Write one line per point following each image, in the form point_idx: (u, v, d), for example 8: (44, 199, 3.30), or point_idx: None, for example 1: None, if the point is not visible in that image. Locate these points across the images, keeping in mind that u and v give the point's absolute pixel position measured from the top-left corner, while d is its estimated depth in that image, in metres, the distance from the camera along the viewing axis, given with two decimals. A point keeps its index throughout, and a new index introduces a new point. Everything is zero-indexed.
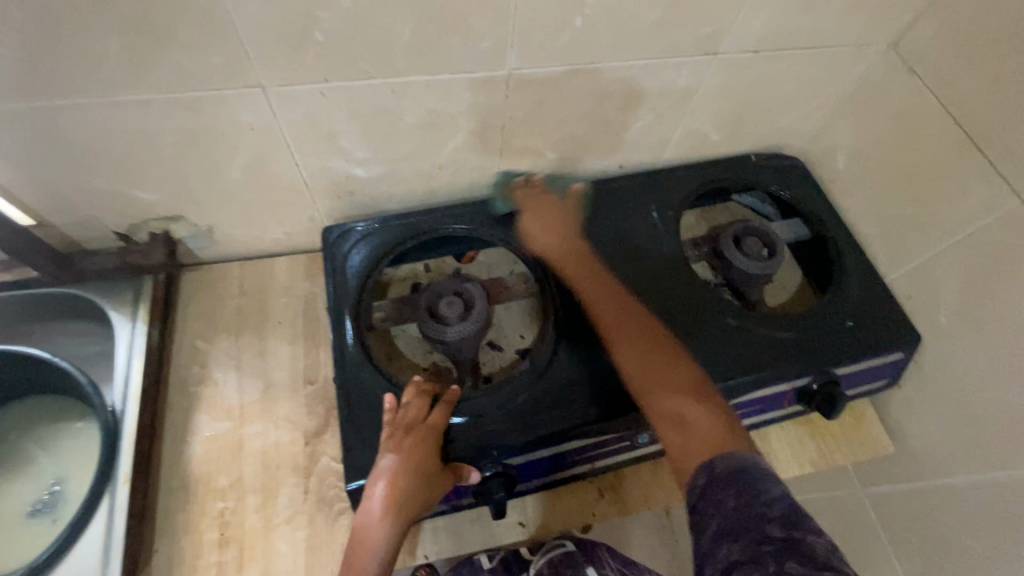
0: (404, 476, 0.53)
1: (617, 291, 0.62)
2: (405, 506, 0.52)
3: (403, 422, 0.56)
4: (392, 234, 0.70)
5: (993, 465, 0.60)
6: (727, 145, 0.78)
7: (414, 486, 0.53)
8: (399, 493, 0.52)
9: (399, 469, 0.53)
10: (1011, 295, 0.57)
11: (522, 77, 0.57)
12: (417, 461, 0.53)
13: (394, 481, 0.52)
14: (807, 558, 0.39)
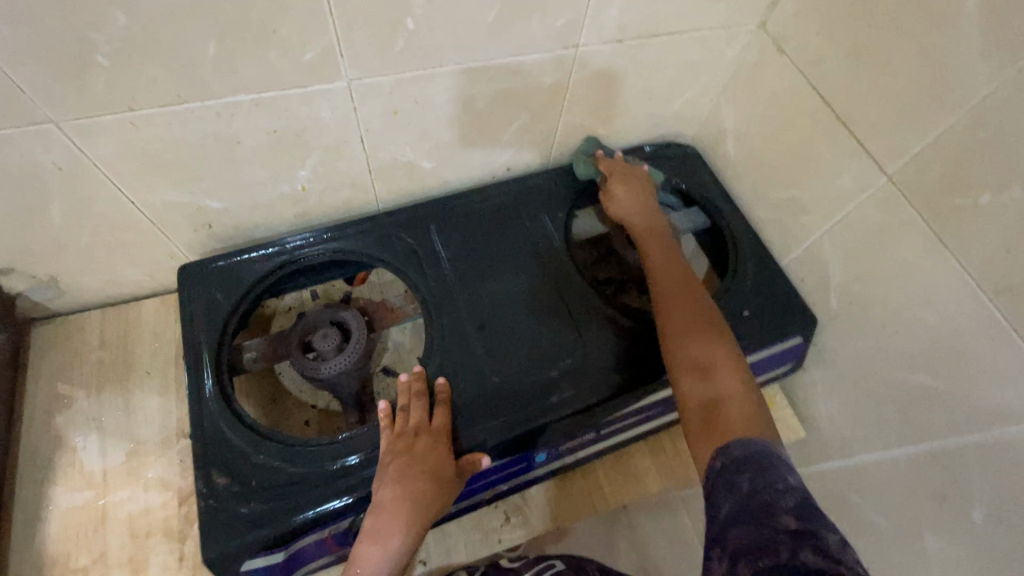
0: (419, 480, 0.51)
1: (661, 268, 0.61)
2: (419, 513, 0.50)
3: (404, 428, 0.54)
4: (259, 265, 0.64)
5: (888, 443, 0.60)
6: (617, 138, 0.76)
7: (430, 489, 0.51)
8: (418, 498, 0.50)
9: (405, 475, 0.51)
10: (884, 274, 0.56)
11: (364, 87, 0.53)
12: (432, 463, 0.52)
13: (409, 487, 0.51)
14: (820, 551, 0.34)
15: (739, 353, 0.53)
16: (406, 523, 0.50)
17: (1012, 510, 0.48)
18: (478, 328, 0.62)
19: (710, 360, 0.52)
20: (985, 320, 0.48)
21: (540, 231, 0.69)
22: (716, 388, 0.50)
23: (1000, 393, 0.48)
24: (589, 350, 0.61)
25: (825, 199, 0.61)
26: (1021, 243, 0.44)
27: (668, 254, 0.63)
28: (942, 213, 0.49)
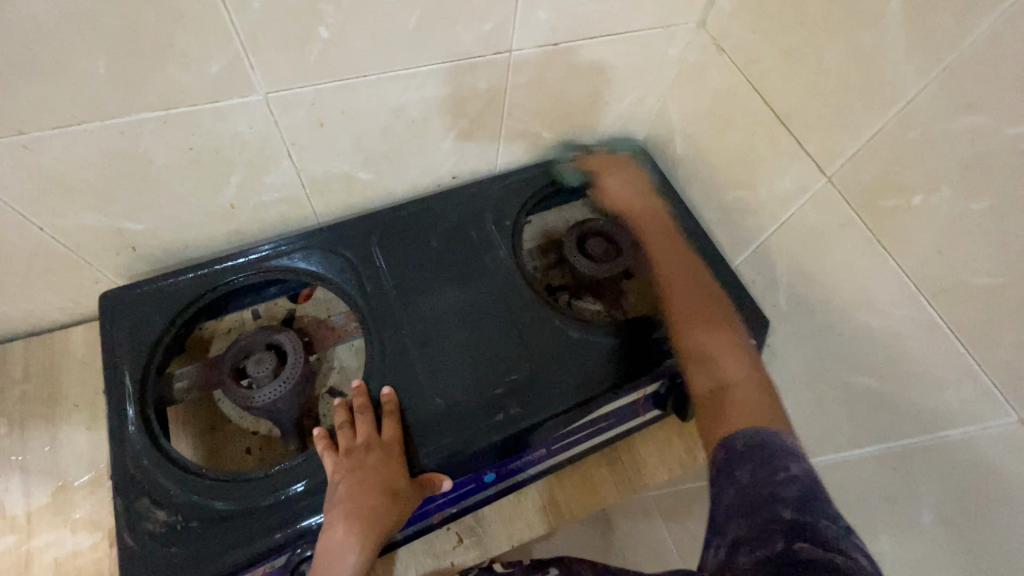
0: (370, 495, 0.50)
1: (676, 261, 0.63)
2: (371, 528, 0.49)
3: (353, 444, 0.53)
4: (189, 288, 0.61)
5: (841, 444, 0.59)
6: (564, 141, 0.74)
7: (382, 503, 0.50)
8: (369, 513, 0.49)
9: (355, 490, 0.50)
10: (827, 275, 0.55)
11: (283, 99, 0.50)
12: (382, 476, 0.51)
13: (360, 503, 0.50)
14: (816, 542, 0.34)
15: (749, 348, 0.54)
16: (359, 539, 0.48)
17: (958, 512, 0.48)
18: (420, 346, 0.59)
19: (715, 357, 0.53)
20: (923, 321, 0.47)
21: (486, 240, 0.66)
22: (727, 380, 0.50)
23: (942, 395, 0.47)
24: (537, 364, 0.59)
25: (770, 199, 0.60)
26: (953, 243, 0.43)
27: (671, 249, 0.64)
28: (879, 213, 0.48)
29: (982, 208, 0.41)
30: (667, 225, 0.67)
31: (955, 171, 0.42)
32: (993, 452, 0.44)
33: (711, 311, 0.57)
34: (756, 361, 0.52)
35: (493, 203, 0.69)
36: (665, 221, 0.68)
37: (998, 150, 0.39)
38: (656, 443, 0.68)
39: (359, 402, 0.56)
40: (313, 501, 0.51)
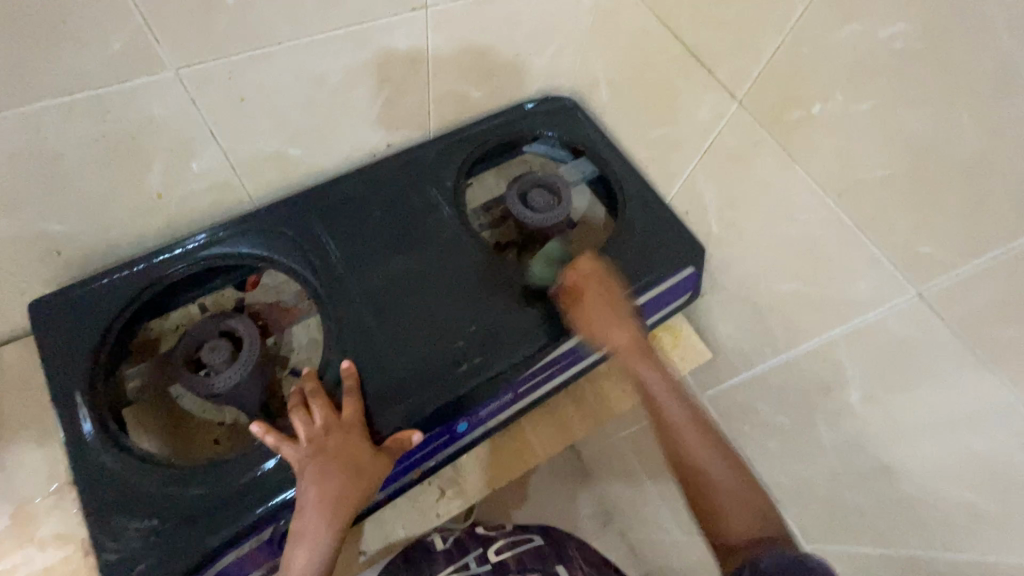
0: (337, 478, 0.51)
1: (649, 369, 0.59)
2: (340, 510, 0.51)
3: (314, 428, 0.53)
4: (125, 287, 0.59)
5: (781, 347, 0.65)
6: (495, 99, 0.75)
7: (350, 482, 0.52)
8: (337, 495, 0.51)
9: (320, 476, 0.51)
10: (751, 194, 0.60)
11: (196, 75, 0.49)
12: (346, 459, 0.52)
13: (326, 489, 0.51)
14: None
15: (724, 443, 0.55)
16: (329, 521, 0.50)
17: (881, 386, 0.54)
18: (377, 314, 0.60)
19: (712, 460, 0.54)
20: (834, 222, 0.52)
21: (429, 204, 0.67)
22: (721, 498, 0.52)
23: (856, 286, 0.52)
24: (494, 313, 0.62)
25: (693, 131, 0.64)
26: (850, 146, 0.48)
27: (639, 350, 0.60)
28: (788, 128, 0.52)
29: (870, 108, 0.45)
30: (626, 310, 0.61)
31: (844, 79, 0.46)
32: (904, 327, 0.49)
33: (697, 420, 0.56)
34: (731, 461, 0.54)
35: (430, 169, 0.70)
36: (622, 308, 0.61)
37: (877, 53, 0.43)
38: (616, 375, 0.72)
39: (311, 387, 0.56)
40: (291, 474, 0.52)
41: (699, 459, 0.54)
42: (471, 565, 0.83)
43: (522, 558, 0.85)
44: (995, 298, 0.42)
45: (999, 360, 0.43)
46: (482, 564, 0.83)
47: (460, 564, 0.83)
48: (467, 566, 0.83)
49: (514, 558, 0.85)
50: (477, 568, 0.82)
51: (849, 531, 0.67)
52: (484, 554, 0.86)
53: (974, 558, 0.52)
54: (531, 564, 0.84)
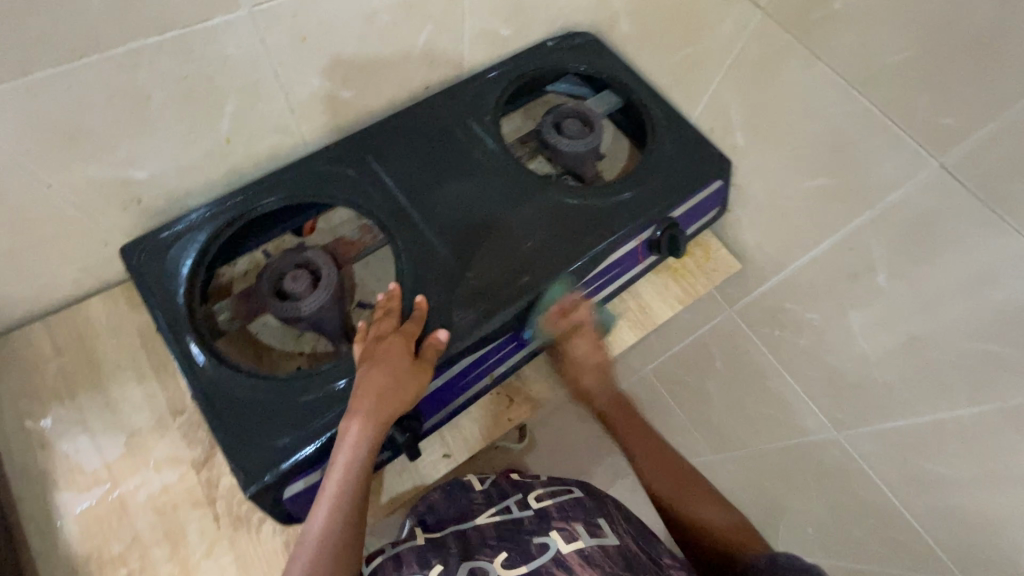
0: (381, 375, 0.53)
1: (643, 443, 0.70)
2: (378, 406, 0.52)
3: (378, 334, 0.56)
4: (202, 229, 0.63)
5: (808, 245, 0.71)
6: (521, 37, 0.78)
7: (391, 382, 0.53)
8: (380, 392, 0.52)
9: (373, 373, 0.53)
10: (775, 99, 0.65)
11: (267, 13, 0.53)
12: (398, 359, 0.54)
13: (376, 385, 0.52)
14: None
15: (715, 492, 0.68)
16: (376, 416, 0.52)
17: (904, 260, 0.60)
18: (439, 236, 0.64)
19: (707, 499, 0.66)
20: (858, 111, 0.57)
21: (471, 137, 0.72)
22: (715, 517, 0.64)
23: (880, 168, 0.58)
24: (545, 228, 0.66)
25: (717, 46, 0.68)
26: (872, 34, 0.52)
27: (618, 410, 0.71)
28: (811, 28, 0.57)
29: None
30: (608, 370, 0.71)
31: None
32: (925, 198, 0.55)
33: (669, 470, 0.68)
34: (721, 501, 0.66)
35: (468, 106, 0.74)
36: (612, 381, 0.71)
37: None
38: (655, 289, 0.77)
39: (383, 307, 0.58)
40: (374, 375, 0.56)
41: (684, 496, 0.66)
42: (511, 509, 0.66)
43: (563, 507, 0.64)
44: (1009, 152, 0.47)
45: (1013, 212, 0.49)
46: (524, 510, 0.65)
47: (498, 506, 0.67)
48: (505, 510, 0.66)
49: (557, 506, 0.64)
50: (518, 514, 0.64)
51: (879, 409, 0.74)
52: (524, 500, 0.68)
53: (996, 405, 0.59)
54: (572, 512, 0.63)
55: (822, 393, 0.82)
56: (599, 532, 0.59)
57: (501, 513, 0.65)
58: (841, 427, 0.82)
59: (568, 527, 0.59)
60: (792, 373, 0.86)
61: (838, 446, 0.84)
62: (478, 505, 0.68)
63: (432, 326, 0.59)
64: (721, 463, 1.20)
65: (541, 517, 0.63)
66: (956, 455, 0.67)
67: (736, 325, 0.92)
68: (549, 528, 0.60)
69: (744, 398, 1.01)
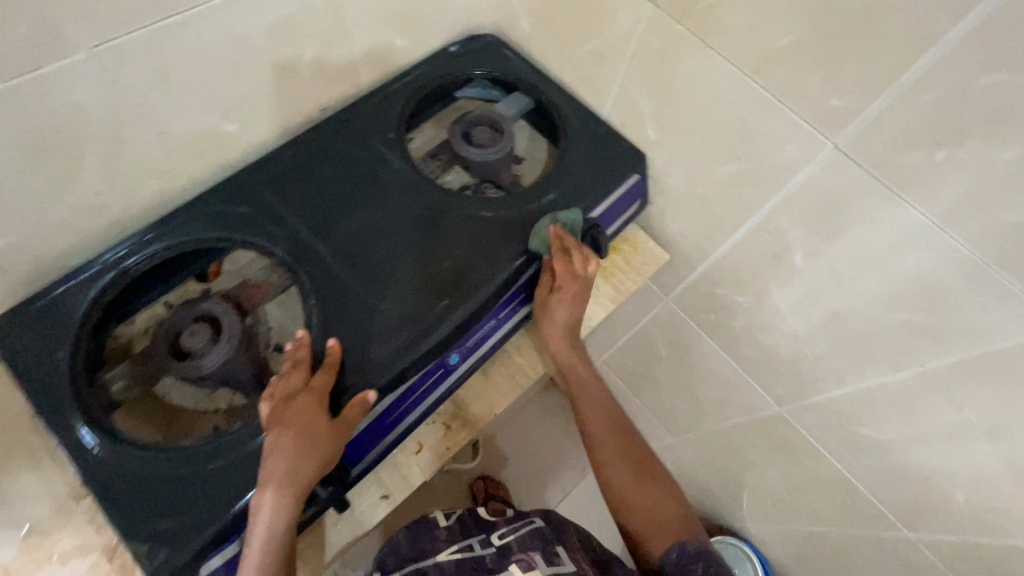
0: (290, 441, 0.49)
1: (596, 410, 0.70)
2: (291, 475, 0.49)
3: (286, 391, 0.52)
4: (83, 294, 0.57)
5: (728, 232, 0.71)
6: (419, 46, 0.75)
7: (304, 447, 0.50)
8: (291, 459, 0.49)
9: (283, 439, 0.49)
10: (679, 90, 0.63)
11: (112, 54, 0.47)
12: (307, 421, 0.50)
13: (285, 453, 0.49)
14: None
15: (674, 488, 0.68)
16: (288, 485, 0.49)
17: (816, 241, 0.61)
18: (349, 268, 0.61)
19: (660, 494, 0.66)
20: (756, 99, 0.56)
21: (374, 157, 0.68)
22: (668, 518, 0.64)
23: (783, 153, 0.58)
24: (460, 245, 0.64)
25: (617, 41, 0.67)
26: (758, 20, 0.52)
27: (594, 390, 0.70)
28: (701, 18, 0.56)
29: None
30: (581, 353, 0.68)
31: None
32: (829, 179, 0.55)
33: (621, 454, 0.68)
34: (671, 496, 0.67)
35: (369, 125, 0.70)
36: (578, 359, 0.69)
37: None
38: None
39: (293, 357, 0.54)
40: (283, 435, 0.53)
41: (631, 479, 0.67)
42: (473, 547, 0.67)
43: (524, 540, 0.68)
44: (899, 131, 0.47)
45: (906, 188, 0.50)
46: (487, 547, 0.67)
47: (460, 543, 0.69)
48: (466, 547, 0.68)
49: (517, 540, 0.67)
50: (480, 550, 0.67)
51: (813, 383, 0.75)
52: (487, 536, 0.70)
53: (914, 369, 0.61)
54: (531, 544, 0.67)
55: (761, 373, 0.84)
56: (556, 562, 0.63)
57: (464, 552, 0.67)
58: (782, 402, 0.84)
59: (527, 557, 0.63)
60: (732, 354, 0.86)
61: (783, 420, 0.86)
62: (442, 542, 0.69)
63: (349, 368, 0.55)
64: (681, 446, 1.21)
65: (502, 553, 0.65)
66: (887, 419, 0.69)
67: (675, 314, 0.92)
68: (508, 563, 0.63)
69: (692, 382, 1.02)
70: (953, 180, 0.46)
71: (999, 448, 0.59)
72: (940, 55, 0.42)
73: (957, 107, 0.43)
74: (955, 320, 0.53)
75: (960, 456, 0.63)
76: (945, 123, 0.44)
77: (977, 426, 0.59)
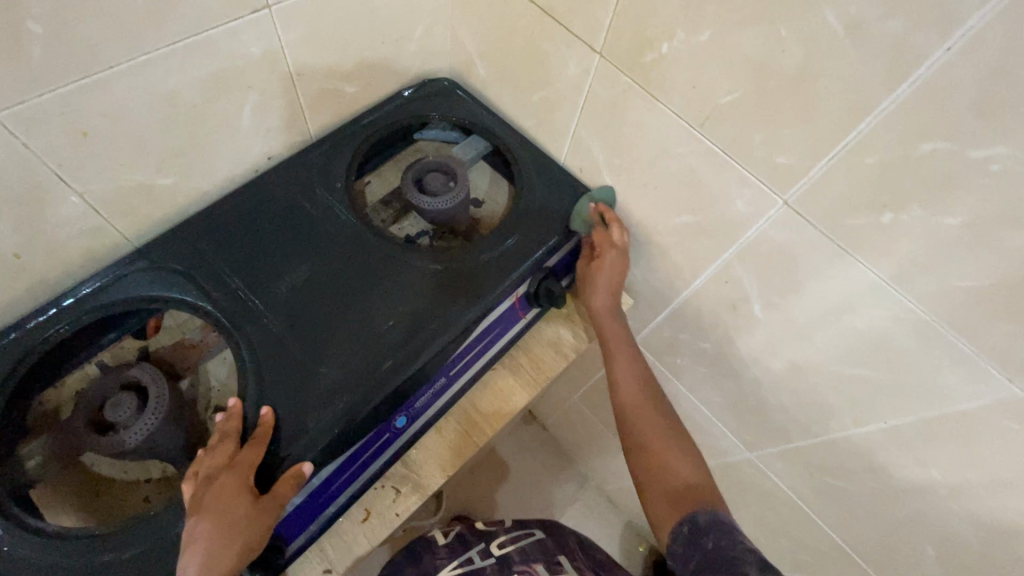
0: (213, 525, 0.47)
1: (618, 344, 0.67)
2: (214, 562, 0.46)
3: (211, 469, 0.50)
4: (0, 361, 0.54)
5: (687, 279, 0.69)
6: (371, 91, 0.73)
7: (228, 530, 0.47)
8: (214, 544, 0.46)
9: (206, 524, 0.47)
10: (630, 138, 0.62)
11: (21, 116, 0.45)
12: (228, 507, 0.47)
13: (206, 538, 0.46)
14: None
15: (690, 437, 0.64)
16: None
17: (773, 293, 0.59)
18: (288, 328, 0.58)
19: (678, 446, 0.62)
20: (704, 151, 0.55)
21: (322, 208, 0.66)
22: (679, 472, 0.60)
23: (734, 206, 0.56)
24: (408, 298, 0.61)
25: (567, 89, 0.66)
26: (700, 76, 0.51)
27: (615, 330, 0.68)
28: (645, 71, 0.55)
29: (708, 38, 0.48)
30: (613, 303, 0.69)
31: (682, 14, 0.49)
32: (779, 233, 0.54)
33: (644, 396, 0.66)
34: (690, 443, 0.63)
35: (318, 173, 0.68)
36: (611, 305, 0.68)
37: None
38: (549, 339, 0.74)
39: (222, 430, 0.52)
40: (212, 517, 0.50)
41: (643, 422, 0.64)
42: (474, 559, 0.66)
43: (525, 550, 0.67)
44: (843, 190, 0.46)
45: (856, 246, 0.48)
46: (487, 557, 0.66)
47: (461, 557, 0.66)
48: (467, 560, 0.65)
49: (518, 550, 0.67)
50: (481, 561, 0.65)
51: (780, 431, 0.73)
52: (487, 547, 0.69)
53: (878, 424, 0.59)
54: (532, 555, 0.65)
55: (730, 418, 0.81)
56: (560, 571, 0.62)
57: (465, 565, 0.64)
58: (753, 448, 0.81)
59: (529, 568, 0.62)
60: (701, 399, 0.84)
61: (755, 466, 0.83)
62: (442, 558, 0.66)
63: (281, 440, 0.52)
64: None
65: (504, 563, 0.64)
66: (855, 471, 0.66)
67: (643, 356, 0.89)
68: (512, 573, 0.61)
69: None
70: (903, 241, 0.45)
71: (964, 507, 0.57)
72: (878, 119, 0.41)
73: (897, 170, 0.42)
74: (913, 378, 0.52)
75: (927, 511, 0.61)
76: (889, 184, 0.43)
77: (944, 484, 0.57)
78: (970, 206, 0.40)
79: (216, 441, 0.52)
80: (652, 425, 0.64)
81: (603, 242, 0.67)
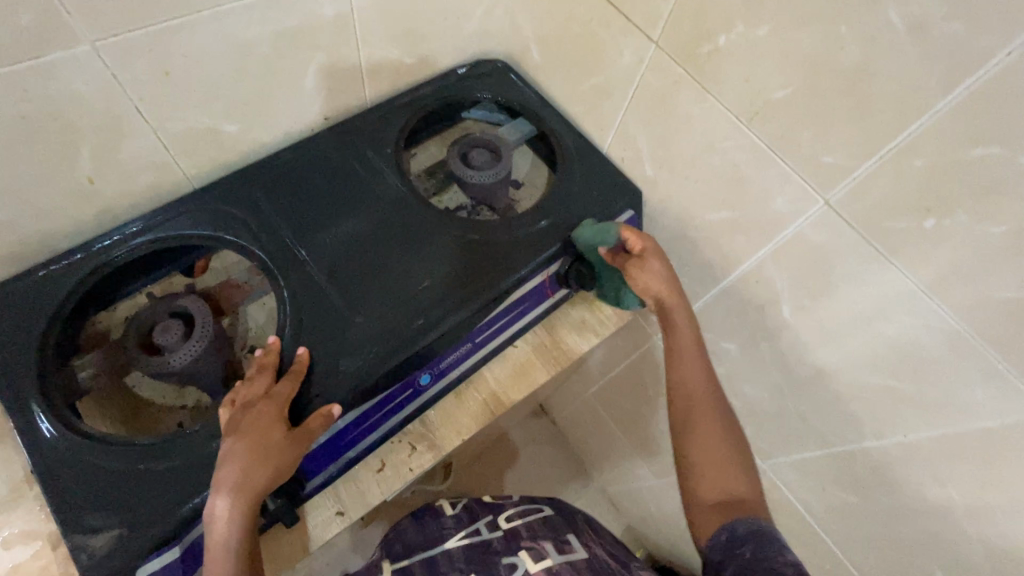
0: (247, 446, 0.49)
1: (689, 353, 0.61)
2: (246, 480, 0.48)
3: (247, 398, 0.53)
4: (63, 279, 0.58)
5: (718, 277, 0.69)
6: (428, 65, 0.76)
7: (261, 453, 0.49)
8: (245, 464, 0.49)
9: (241, 445, 0.49)
10: (676, 130, 0.63)
11: (115, 48, 0.49)
12: (264, 432, 0.50)
13: (239, 458, 0.49)
14: None
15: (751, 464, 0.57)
16: (239, 495, 0.48)
17: (805, 295, 0.59)
18: (330, 278, 0.61)
19: (732, 462, 0.56)
20: (750, 146, 0.56)
21: (370, 170, 0.69)
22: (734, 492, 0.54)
23: (774, 204, 0.57)
24: (443, 263, 0.63)
25: (619, 78, 0.67)
26: (754, 70, 0.52)
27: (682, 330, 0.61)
28: (700, 63, 0.56)
29: (766, 33, 0.49)
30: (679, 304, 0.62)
31: (743, 7, 0.50)
32: (817, 233, 0.54)
33: (715, 415, 0.58)
34: (744, 447, 0.57)
35: (369, 137, 0.71)
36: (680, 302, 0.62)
37: None
38: (573, 322, 0.75)
39: (261, 363, 0.55)
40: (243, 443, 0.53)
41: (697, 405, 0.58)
42: (481, 531, 0.65)
43: (533, 528, 0.64)
44: (888, 193, 0.47)
45: (895, 251, 0.48)
46: (494, 531, 0.65)
47: (468, 529, 0.66)
48: (473, 532, 0.65)
49: (526, 526, 0.64)
50: (488, 534, 0.64)
51: (797, 440, 0.73)
52: (495, 521, 0.68)
53: (898, 438, 0.58)
54: (540, 532, 0.63)
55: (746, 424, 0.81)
56: (568, 549, 0.58)
57: (471, 536, 0.64)
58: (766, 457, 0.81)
59: (537, 546, 0.58)
60: None
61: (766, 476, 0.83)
62: (448, 529, 0.68)
63: (314, 379, 0.55)
64: (664, 492, 1.16)
65: (510, 535, 0.62)
66: (870, 486, 0.66)
67: None
68: (517, 546, 0.59)
69: None
70: (943, 247, 0.45)
71: (981, 531, 0.56)
72: (931, 120, 0.41)
73: (946, 175, 0.42)
74: (941, 392, 0.51)
75: (940, 533, 0.60)
76: (935, 189, 0.44)
77: (961, 505, 0.56)
78: (1017, 215, 0.40)
79: (256, 372, 0.54)
80: (700, 398, 0.59)
81: (650, 258, 0.62)
